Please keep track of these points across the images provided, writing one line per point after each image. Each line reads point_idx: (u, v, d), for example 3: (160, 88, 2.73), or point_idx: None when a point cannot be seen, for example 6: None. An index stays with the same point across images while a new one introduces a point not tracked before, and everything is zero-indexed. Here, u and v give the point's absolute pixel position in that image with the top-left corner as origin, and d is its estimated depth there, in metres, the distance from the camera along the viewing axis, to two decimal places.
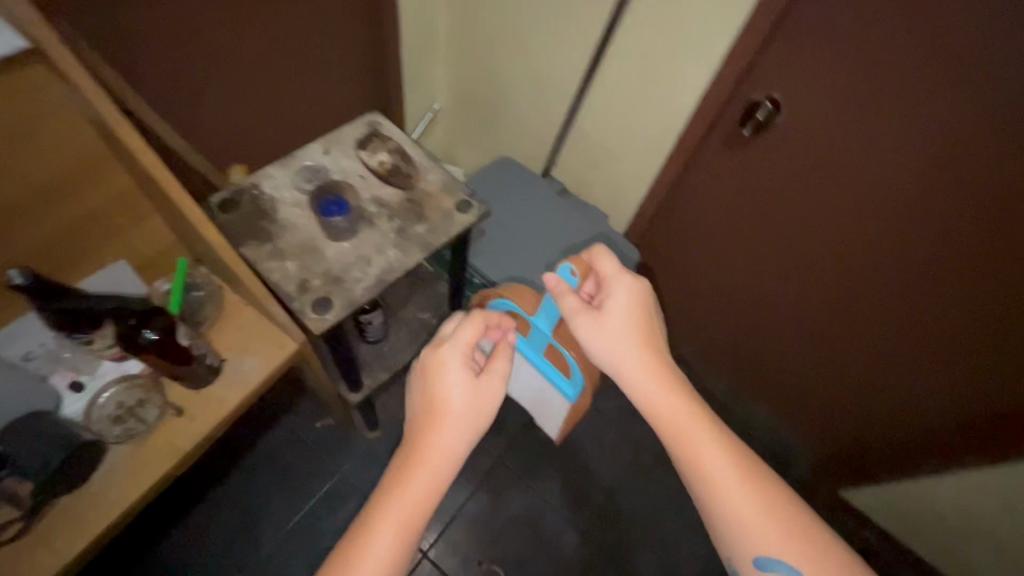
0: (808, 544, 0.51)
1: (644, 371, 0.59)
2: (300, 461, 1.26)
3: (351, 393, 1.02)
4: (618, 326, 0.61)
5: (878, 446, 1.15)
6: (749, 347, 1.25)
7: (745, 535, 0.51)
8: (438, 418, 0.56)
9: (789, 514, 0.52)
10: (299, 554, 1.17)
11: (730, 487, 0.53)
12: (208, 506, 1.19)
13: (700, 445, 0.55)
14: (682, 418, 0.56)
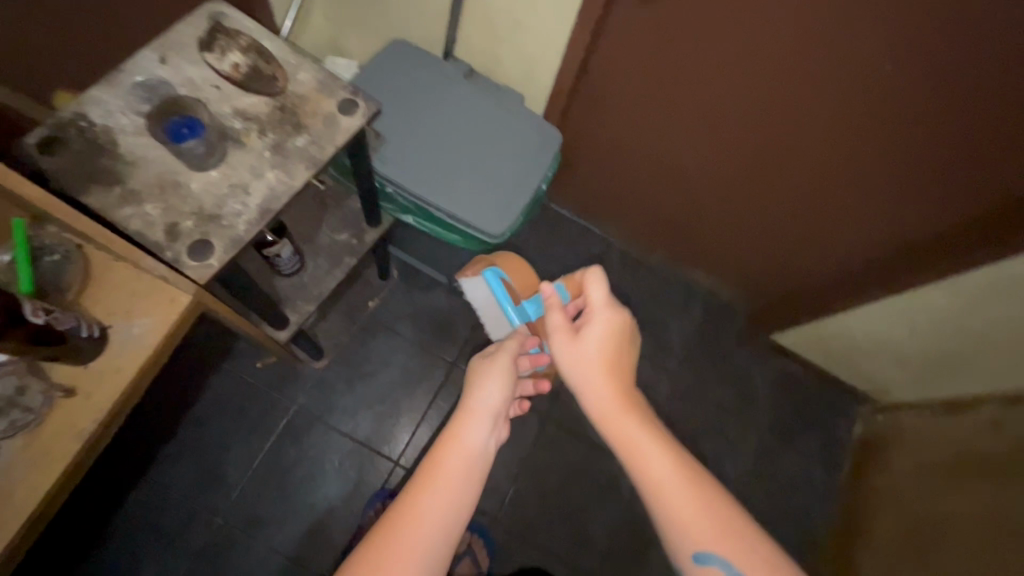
0: (739, 539, 0.61)
1: (613, 389, 0.74)
2: (251, 402, 1.27)
3: (278, 331, 0.97)
4: (590, 348, 0.77)
5: (809, 291, 1.34)
6: (688, 211, 1.34)
7: (686, 533, 0.62)
8: (479, 393, 0.75)
9: (726, 520, 0.62)
10: (272, 484, 1.22)
11: (677, 494, 0.64)
12: (168, 462, 1.20)
13: (654, 454, 0.67)
14: (641, 431, 0.69)
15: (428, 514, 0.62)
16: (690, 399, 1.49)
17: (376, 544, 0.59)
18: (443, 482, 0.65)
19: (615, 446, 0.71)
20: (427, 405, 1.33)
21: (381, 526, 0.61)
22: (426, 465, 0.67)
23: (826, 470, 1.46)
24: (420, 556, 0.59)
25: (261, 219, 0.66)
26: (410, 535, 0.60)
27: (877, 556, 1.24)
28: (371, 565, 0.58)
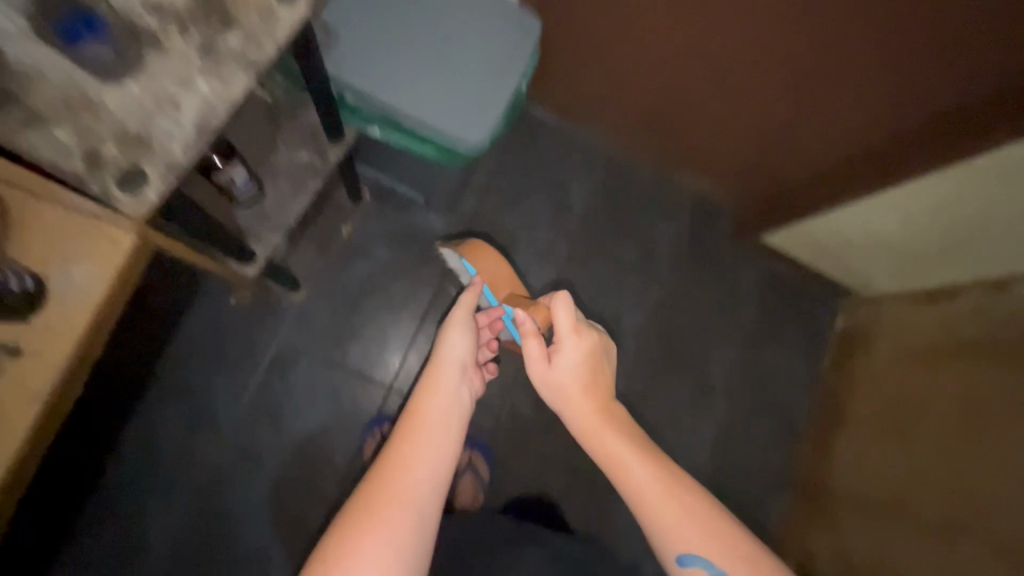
0: (720, 539, 0.67)
1: (589, 408, 0.79)
2: (230, 338, 1.23)
3: (246, 266, 0.89)
4: (565, 374, 0.81)
5: (796, 185, 1.30)
6: (681, 100, 1.25)
7: (671, 538, 0.68)
8: (449, 347, 0.76)
9: (704, 518, 0.68)
10: (265, 418, 1.20)
11: (660, 503, 0.69)
12: (153, 405, 1.17)
13: (632, 467, 0.72)
14: (619, 444, 0.75)
15: (413, 461, 0.63)
16: (678, 304, 1.49)
17: (364, 499, 0.60)
18: (423, 431, 0.66)
19: (597, 458, 0.76)
20: (414, 330, 1.30)
21: (367, 482, 0.61)
22: (405, 420, 0.67)
23: (808, 362, 1.51)
24: (412, 501, 0.60)
25: (195, 142, 0.57)
26: (397, 483, 0.60)
27: (859, 437, 1.31)
28: (362, 518, 0.58)
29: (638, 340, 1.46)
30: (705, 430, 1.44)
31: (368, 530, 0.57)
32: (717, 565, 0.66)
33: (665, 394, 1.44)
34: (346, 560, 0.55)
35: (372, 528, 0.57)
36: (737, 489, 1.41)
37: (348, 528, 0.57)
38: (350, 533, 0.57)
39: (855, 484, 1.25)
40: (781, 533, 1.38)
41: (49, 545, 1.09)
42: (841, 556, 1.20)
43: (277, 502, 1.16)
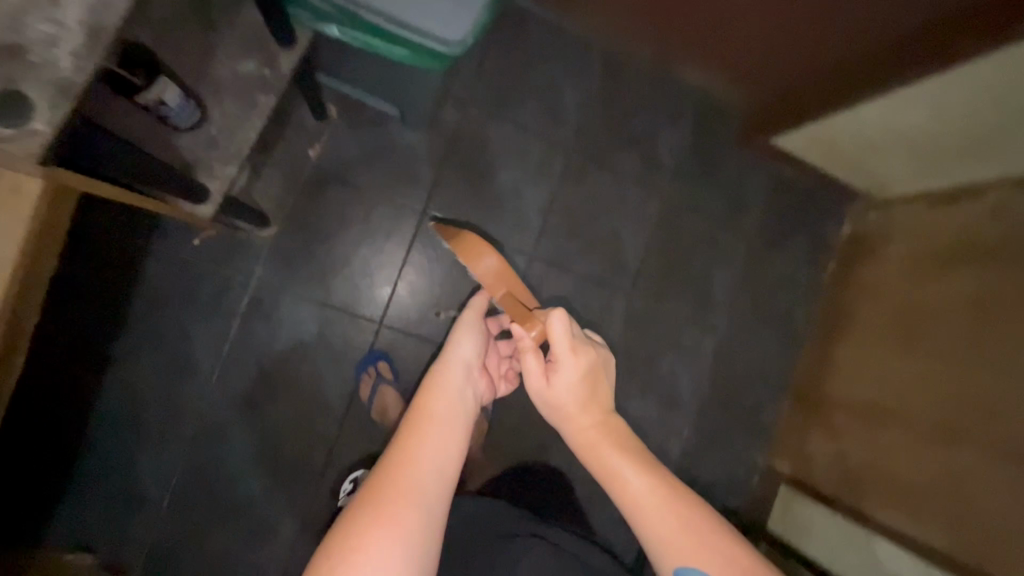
0: (720, 554, 0.60)
1: (587, 424, 0.71)
2: (199, 282, 1.13)
3: (200, 206, 0.78)
4: (563, 392, 0.72)
5: (812, 83, 1.18)
6: None
7: (666, 551, 0.61)
8: (457, 348, 0.74)
9: (704, 533, 0.61)
10: (251, 363, 1.14)
11: (656, 517, 0.63)
12: (129, 358, 1.10)
13: (633, 482, 0.65)
14: (616, 457, 0.67)
15: (421, 459, 0.61)
16: (680, 218, 1.41)
17: (369, 496, 0.57)
18: (430, 427, 0.64)
19: (596, 474, 0.69)
20: (401, 263, 1.21)
21: (373, 481, 0.59)
22: (412, 418, 0.65)
23: (812, 272, 1.47)
24: (417, 496, 0.58)
25: (85, 51, 0.54)
26: (404, 478, 0.59)
27: (859, 347, 1.30)
28: (368, 514, 0.55)
29: (639, 257, 1.39)
30: (707, 344, 1.41)
31: (375, 526, 0.54)
32: None
33: (667, 311, 1.40)
34: (351, 557, 0.52)
35: (378, 522, 0.55)
36: (737, 399, 1.42)
37: (353, 526, 0.54)
38: (354, 530, 0.54)
39: (853, 392, 1.27)
40: (778, 438, 1.41)
41: (45, 506, 1.06)
42: (835, 460, 1.24)
43: (275, 446, 1.13)
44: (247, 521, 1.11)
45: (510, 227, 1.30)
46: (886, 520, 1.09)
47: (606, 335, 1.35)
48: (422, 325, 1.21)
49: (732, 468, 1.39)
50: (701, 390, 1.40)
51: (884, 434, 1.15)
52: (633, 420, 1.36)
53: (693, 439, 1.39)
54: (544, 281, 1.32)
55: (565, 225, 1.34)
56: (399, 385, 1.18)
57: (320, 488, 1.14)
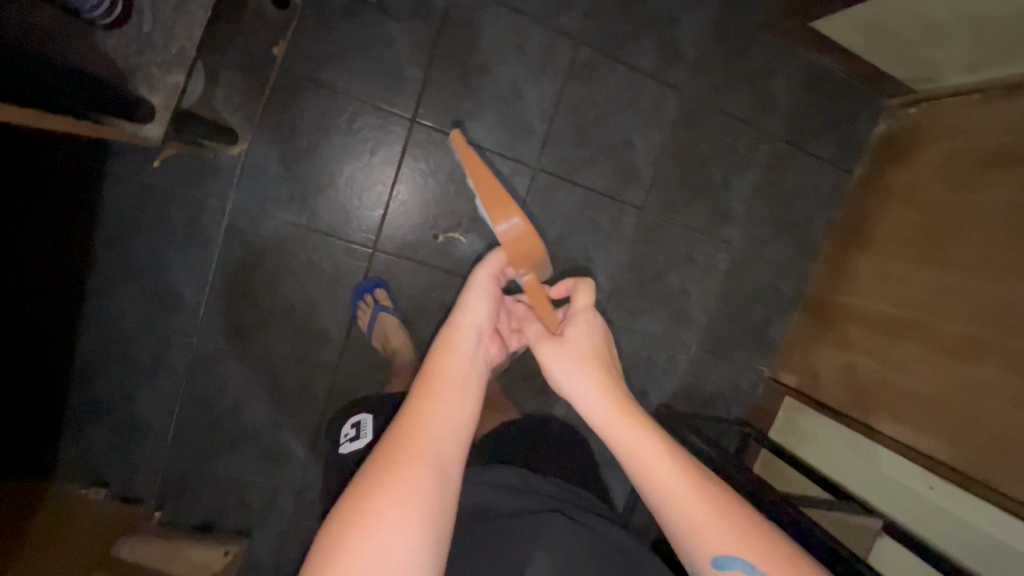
0: (756, 540, 0.55)
1: (602, 400, 0.67)
2: (168, 206, 1.01)
3: (144, 127, 0.71)
4: (581, 359, 0.71)
5: None
6: None
7: (700, 535, 0.56)
8: (466, 312, 0.70)
9: (737, 519, 0.57)
10: (238, 293, 1.06)
11: (687, 498, 0.58)
12: (106, 293, 1.02)
13: (658, 459, 0.61)
14: (640, 436, 0.63)
15: (433, 422, 0.59)
16: (698, 119, 1.28)
17: (382, 455, 0.56)
18: (440, 391, 0.62)
19: (617, 454, 0.64)
20: (392, 180, 1.09)
21: (385, 442, 0.57)
22: (421, 383, 0.63)
23: (832, 178, 1.38)
24: (431, 457, 0.56)
25: None
26: (417, 439, 0.57)
27: (882, 259, 1.23)
28: (381, 474, 0.54)
29: (653, 164, 1.27)
30: (720, 257, 1.34)
31: (389, 486, 0.52)
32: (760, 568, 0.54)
33: (681, 223, 1.30)
34: (365, 518, 0.50)
35: (392, 483, 0.53)
36: (747, 313, 1.38)
37: (366, 486, 0.53)
38: (367, 490, 0.52)
39: (872, 306, 1.22)
40: (784, 350, 1.40)
41: (43, 446, 1.03)
42: (846, 370, 1.22)
43: (275, 377, 1.10)
44: (257, 445, 1.11)
45: (512, 134, 1.16)
46: (893, 441, 1.10)
47: (615, 251, 1.27)
48: (419, 248, 1.13)
49: (736, 380, 1.40)
50: (712, 304, 1.36)
51: (902, 347, 1.12)
52: (642, 336, 1.33)
53: (699, 353, 1.37)
54: (551, 193, 1.21)
55: (573, 130, 1.20)
56: (398, 312, 1.12)
57: (325, 415, 1.13)
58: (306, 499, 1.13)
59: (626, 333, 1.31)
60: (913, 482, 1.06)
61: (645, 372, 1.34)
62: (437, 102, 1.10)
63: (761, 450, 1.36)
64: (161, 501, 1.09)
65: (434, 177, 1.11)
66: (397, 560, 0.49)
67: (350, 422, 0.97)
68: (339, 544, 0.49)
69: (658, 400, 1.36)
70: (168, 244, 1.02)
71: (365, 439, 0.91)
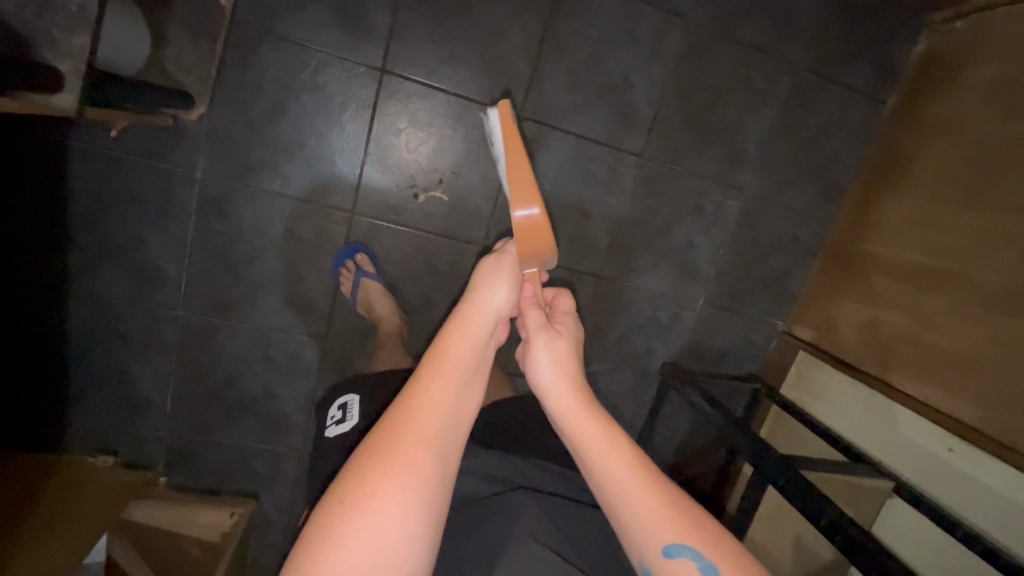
0: (706, 532, 0.52)
1: (567, 391, 0.63)
2: (136, 178, 0.98)
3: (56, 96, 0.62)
4: (564, 352, 0.66)
5: None
6: None
7: (649, 526, 0.52)
8: (486, 292, 0.62)
9: (688, 511, 0.53)
10: (218, 264, 1.04)
11: (638, 487, 0.54)
12: (86, 271, 1.01)
13: (615, 452, 0.57)
14: (597, 432, 0.59)
15: (439, 404, 0.53)
16: (706, 51, 1.14)
17: (382, 435, 0.51)
18: (450, 372, 0.55)
19: (574, 449, 0.60)
20: (365, 139, 1.03)
21: (387, 420, 0.52)
22: (428, 361, 0.57)
23: (864, 110, 1.23)
24: (434, 442, 0.51)
25: None
26: (421, 421, 0.52)
27: (916, 201, 1.10)
28: (383, 457, 0.49)
29: (654, 105, 1.15)
30: (731, 206, 1.23)
31: (390, 471, 0.48)
32: (708, 560, 0.50)
33: (687, 170, 1.19)
34: (366, 501, 0.46)
35: (393, 467, 0.48)
36: (761, 265, 1.28)
37: (366, 466, 0.48)
38: (366, 471, 0.48)
39: (900, 255, 1.11)
40: (801, 303, 1.31)
41: (50, 420, 1.06)
42: (868, 324, 1.13)
43: (265, 347, 1.09)
44: (254, 415, 1.12)
45: (493, 79, 1.06)
46: (912, 400, 1.02)
47: (615, 204, 1.18)
48: (400, 211, 1.07)
49: (749, 335, 1.32)
50: (723, 258, 1.26)
51: (932, 300, 1.02)
52: (648, 294, 1.26)
53: (708, 309, 1.29)
54: (541, 145, 1.11)
55: (563, 72, 1.09)
56: (383, 278, 1.08)
57: (318, 382, 1.12)
58: (306, 463, 1.15)
59: (628, 291, 1.24)
60: (931, 444, 0.98)
61: (650, 330, 1.28)
62: (408, 47, 1.00)
63: (771, 406, 1.30)
64: (168, 467, 1.13)
65: (410, 133, 1.04)
66: (397, 546, 0.45)
67: (337, 404, 0.92)
68: (337, 525, 0.45)
69: (663, 358, 1.30)
70: (141, 218, 1.00)
71: (351, 422, 0.85)
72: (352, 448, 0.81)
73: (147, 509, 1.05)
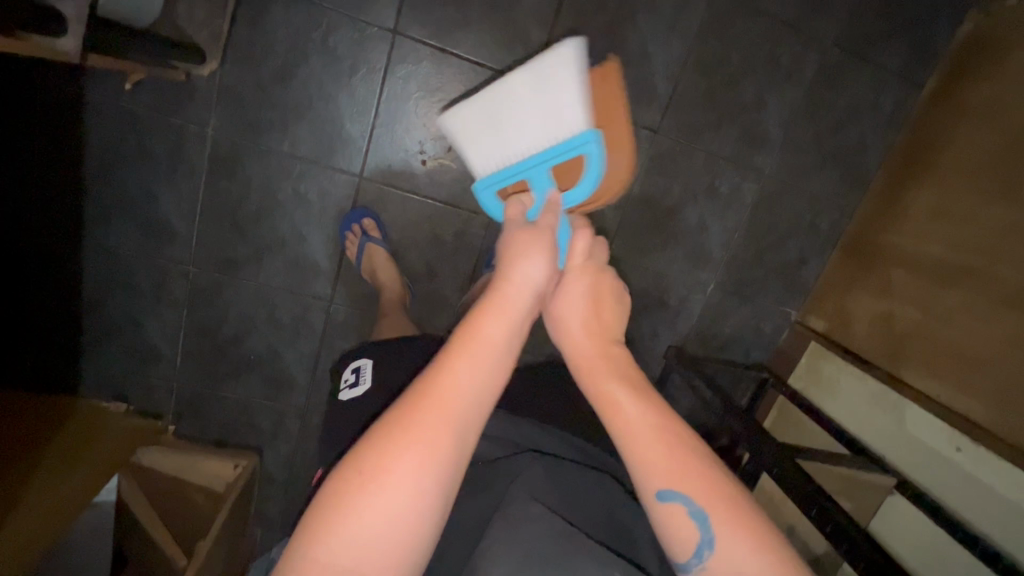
0: (705, 474, 0.51)
1: (585, 338, 0.63)
2: (149, 135, 1.00)
3: (63, 41, 0.64)
4: (576, 307, 0.64)
5: None
6: None
7: (646, 470, 0.52)
8: (523, 264, 0.58)
9: (694, 456, 0.52)
10: (227, 224, 1.06)
11: (642, 433, 0.53)
12: (100, 223, 1.04)
13: (624, 395, 0.56)
14: (612, 377, 0.59)
15: (466, 386, 0.50)
16: (732, 24, 1.10)
17: (407, 408, 0.48)
18: (481, 353, 0.52)
19: (586, 393, 0.60)
20: (374, 104, 1.02)
21: (411, 392, 0.50)
22: (459, 336, 0.53)
23: (896, 93, 1.17)
24: (458, 420, 0.48)
25: None
26: (449, 399, 0.49)
27: (946, 190, 1.05)
28: (404, 433, 0.46)
29: (674, 79, 1.11)
30: (748, 190, 1.20)
31: (407, 446, 0.46)
32: (699, 504, 0.49)
33: (703, 149, 1.16)
34: (381, 476, 0.44)
35: (410, 442, 0.46)
36: (777, 251, 1.24)
37: (387, 440, 0.46)
38: (386, 443, 0.46)
39: (922, 248, 1.06)
40: (814, 294, 1.27)
41: (65, 364, 1.11)
42: (882, 318, 1.10)
43: (272, 308, 1.11)
44: (260, 372, 1.15)
45: (509, 48, 1.04)
46: (920, 396, 0.99)
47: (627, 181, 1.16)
48: (407, 178, 1.07)
49: (758, 324, 1.29)
50: (737, 242, 1.23)
51: (954, 295, 0.97)
52: (659, 275, 1.23)
53: (718, 295, 1.26)
54: None
55: (579, 41, 1.06)
56: (389, 244, 1.08)
57: (323, 344, 1.15)
58: (310, 423, 1.19)
59: (636, 271, 1.22)
60: (939, 443, 0.95)
61: (655, 314, 1.26)
62: (420, 10, 0.99)
63: (776, 398, 1.28)
64: (177, 417, 1.17)
65: (421, 99, 1.03)
66: (405, 522, 0.44)
67: (350, 368, 0.92)
68: (351, 497, 0.44)
69: (669, 342, 1.28)
70: (154, 173, 1.02)
71: (365, 385, 0.85)
72: (348, 408, 0.82)
73: (151, 454, 1.10)
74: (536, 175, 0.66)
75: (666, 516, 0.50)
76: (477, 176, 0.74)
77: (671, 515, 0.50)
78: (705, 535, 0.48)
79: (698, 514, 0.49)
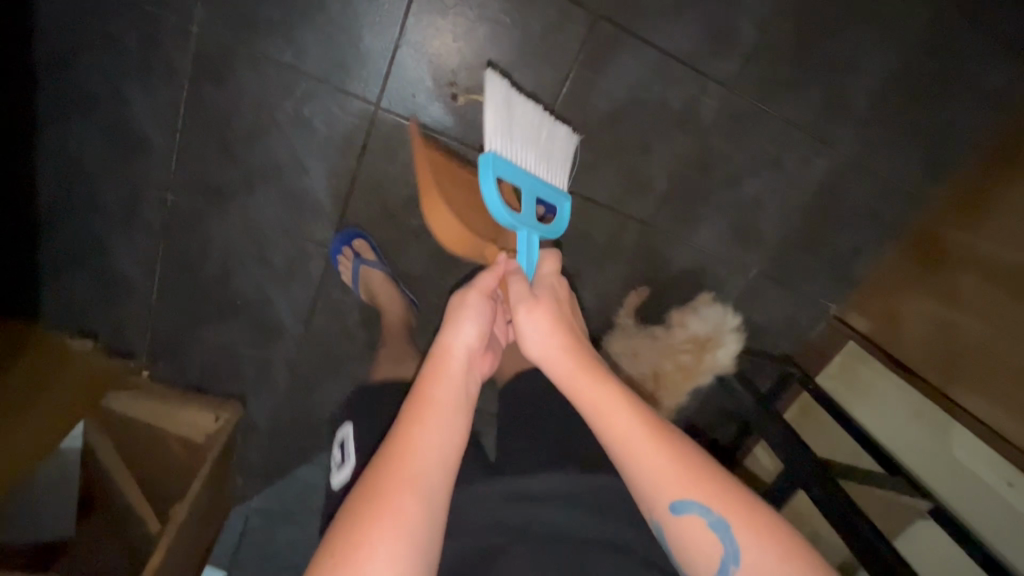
0: (716, 480, 0.48)
1: (559, 341, 0.56)
2: (125, 20, 0.84)
3: None
4: (541, 316, 0.56)
5: None
6: None
7: (653, 487, 0.49)
8: (453, 329, 0.54)
9: (698, 465, 0.49)
10: (212, 143, 0.90)
11: (640, 447, 0.50)
12: (61, 124, 0.88)
13: (616, 400, 0.52)
14: (599, 381, 0.53)
15: (424, 449, 0.47)
16: None
17: (372, 479, 0.45)
18: (434, 416, 0.48)
19: (578, 408, 0.54)
20: (402, 15, 0.85)
21: (373, 461, 0.47)
22: (410, 402, 0.50)
23: (1007, 71, 1.03)
24: (422, 485, 0.45)
25: None
26: (411, 467, 0.45)
27: None
28: (369, 506, 0.43)
29: (761, 24, 0.96)
30: (817, 167, 1.05)
31: (378, 519, 0.42)
32: (718, 510, 0.47)
33: (780, 114, 1.00)
34: (353, 552, 0.41)
35: (380, 513, 0.43)
36: (833, 238, 1.12)
37: (356, 515, 0.43)
38: (354, 518, 0.43)
39: (1002, 252, 0.94)
40: (862, 289, 1.16)
41: None
42: (939, 328, 0.99)
43: (262, 246, 0.97)
44: (246, 318, 1.02)
45: None
46: (972, 420, 0.91)
47: (683, 140, 1.00)
48: (433, 112, 0.90)
49: (797, 317, 1.18)
50: (793, 224, 1.09)
51: None
52: (701, 253, 1.10)
53: (760, 280, 1.14)
54: (611, 55, 0.93)
55: None
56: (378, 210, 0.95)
57: (319, 294, 1.01)
58: (298, 380, 1.06)
59: (679, 246, 1.08)
60: (986, 474, 0.88)
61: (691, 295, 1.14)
62: None
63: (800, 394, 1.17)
64: (151, 358, 1.04)
65: (458, 14, 0.86)
66: None
67: (335, 442, 0.68)
68: None
69: None
70: (128, 68, 0.86)
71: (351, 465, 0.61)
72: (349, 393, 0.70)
73: (122, 400, 0.97)
74: (531, 187, 0.67)
75: (685, 529, 0.47)
76: (488, 147, 0.65)
77: (691, 528, 0.47)
78: (729, 549, 0.46)
79: (718, 523, 0.47)
